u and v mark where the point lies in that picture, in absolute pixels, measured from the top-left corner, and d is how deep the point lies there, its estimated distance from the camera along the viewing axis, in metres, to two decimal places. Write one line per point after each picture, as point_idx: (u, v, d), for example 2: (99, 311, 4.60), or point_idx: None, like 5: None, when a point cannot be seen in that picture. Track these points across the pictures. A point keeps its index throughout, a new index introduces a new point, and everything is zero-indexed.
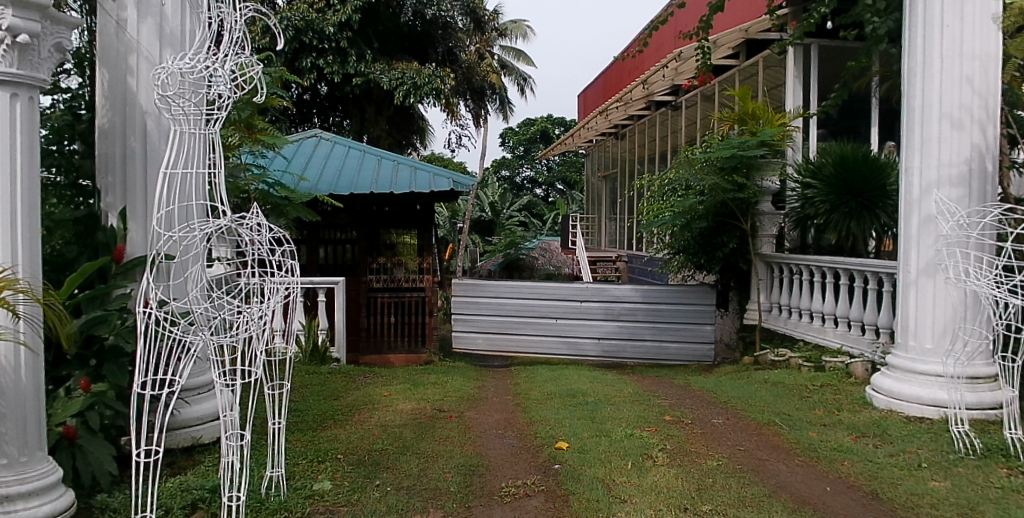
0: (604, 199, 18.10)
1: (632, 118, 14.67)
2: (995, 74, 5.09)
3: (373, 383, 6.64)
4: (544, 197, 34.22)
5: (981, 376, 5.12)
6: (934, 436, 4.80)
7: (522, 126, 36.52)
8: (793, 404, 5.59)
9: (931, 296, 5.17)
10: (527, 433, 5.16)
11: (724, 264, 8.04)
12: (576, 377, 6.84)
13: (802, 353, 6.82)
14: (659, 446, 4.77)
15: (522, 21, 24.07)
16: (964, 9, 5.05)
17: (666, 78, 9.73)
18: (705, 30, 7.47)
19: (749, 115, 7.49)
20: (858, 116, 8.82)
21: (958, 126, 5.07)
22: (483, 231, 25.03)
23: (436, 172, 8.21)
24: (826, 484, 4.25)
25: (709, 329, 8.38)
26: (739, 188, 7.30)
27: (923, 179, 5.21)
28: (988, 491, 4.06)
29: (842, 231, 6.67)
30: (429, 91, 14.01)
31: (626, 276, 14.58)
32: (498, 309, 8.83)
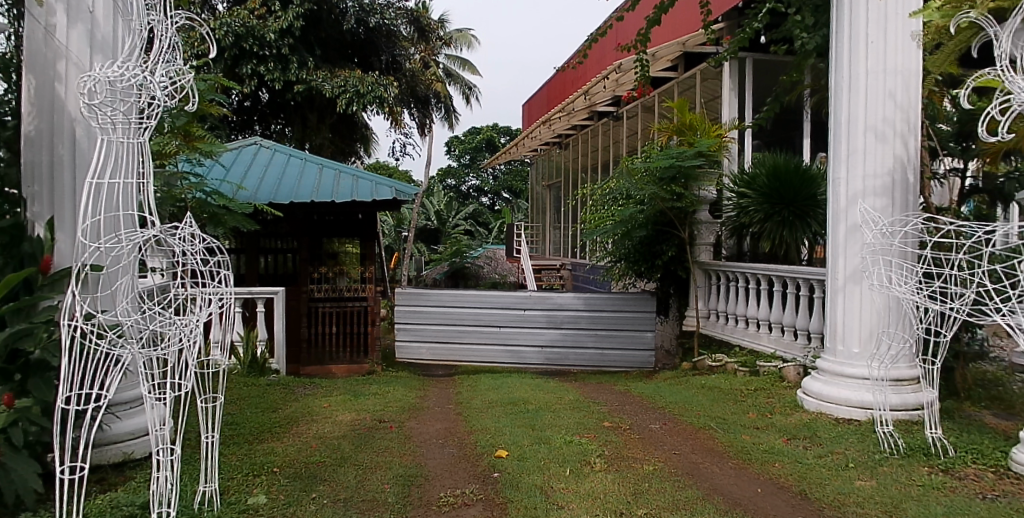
0: (548, 208, 18.28)
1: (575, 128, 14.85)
2: (916, 88, 5.32)
3: (313, 395, 6.55)
4: (489, 206, 34.39)
5: (906, 378, 5.32)
6: (861, 437, 4.98)
7: (467, 134, 36.60)
8: (728, 408, 5.72)
9: (858, 302, 5.36)
10: (467, 442, 5.17)
11: (664, 272, 8.18)
12: (518, 385, 6.86)
13: (738, 358, 6.98)
14: (597, 452, 4.83)
15: (466, 30, 24.11)
16: (887, 26, 5.29)
17: (608, 88, 9.86)
18: (643, 43, 7.60)
19: (687, 126, 7.68)
20: (790, 128, 9.10)
21: (882, 139, 5.28)
22: (428, 239, 24.96)
23: (378, 181, 8.17)
24: (758, 486, 4.36)
25: (649, 336, 8.48)
26: (677, 197, 7.47)
27: (848, 189, 5.40)
28: (910, 489, 4.22)
29: (775, 240, 6.90)
30: (372, 99, 14.00)
31: (570, 284, 14.73)
32: (441, 319, 8.80)
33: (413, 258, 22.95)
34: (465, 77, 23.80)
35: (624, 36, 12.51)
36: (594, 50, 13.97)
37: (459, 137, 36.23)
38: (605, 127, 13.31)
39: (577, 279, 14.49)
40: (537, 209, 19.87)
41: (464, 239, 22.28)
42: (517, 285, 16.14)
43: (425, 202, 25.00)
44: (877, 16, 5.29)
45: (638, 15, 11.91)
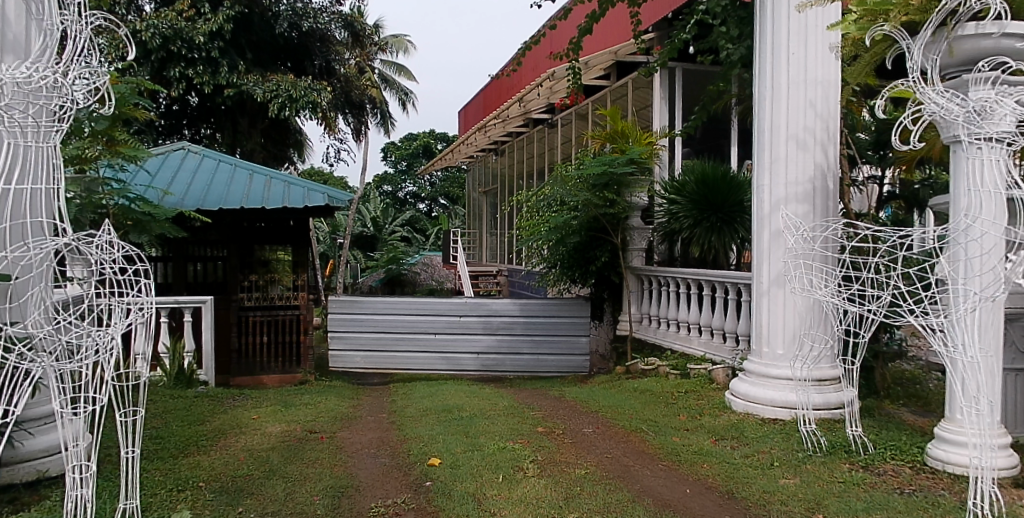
0: (484, 215, 18.30)
1: (511, 134, 14.92)
2: (835, 99, 5.53)
3: (243, 406, 6.40)
4: (426, 212, 34.26)
5: (828, 378, 5.50)
6: (786, 436, 5.12)
7: (403, 140, 36.37)
8: (659, 411, 5.81)
9: (782, 305, 5.52)
10: (399, 451, 5.12)
11: (598, 277, 8.24)
12: (452, 393, 6.82)
13: (669, 361, 7.11)
14: (530, 458, 4.85)
15: (402, 36, 23.98)
16: (807, 39, 5.48)
17: (542, 96, 9.95)
18: (575, 51, 7.68)
19: (619, 134, 7.83)
20: (719, 136, 9.34)
21: (803, 147, 5.47)
22: (364, 246, 24.67)
23: (310, 187, 8.02)
24: (686, 487, 4.45)
25: (584, 341, 8.49)
26: (610, 204, 7.52)
27: (772, 196, 5.56)
28: (832, 486, 4.36)
29: (704, 245, 7.09)
30: (305, 104, 13.75)
31: (507, 290, 14.75)
32: (374, 326, 8.62)
33: (349, 266, 22.65)
34: (401, 83, 23.66)
35: (557, 45, 12.65)
36: (529, 57, 14.09)
37: (396, 143, 35.95)
38: (540, 134, 13.41)
39: (513, 285, 14.51)
40: (473, 215, 19.84)
41: (400, 246, 22.09)
42: (454, 291, 16.09)
43: (361, 208, 24.72)
44: (798, 28, 5.48)
45: (571, 24, 12.06)
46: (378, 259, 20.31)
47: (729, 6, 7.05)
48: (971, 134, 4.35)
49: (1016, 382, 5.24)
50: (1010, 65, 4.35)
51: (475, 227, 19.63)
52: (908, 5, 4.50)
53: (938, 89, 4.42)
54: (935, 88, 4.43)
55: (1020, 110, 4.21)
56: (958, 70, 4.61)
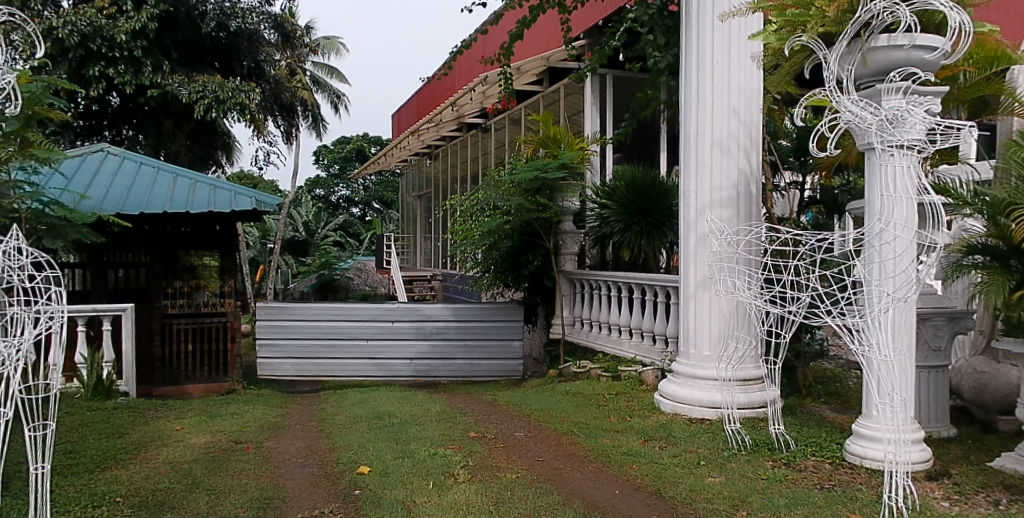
0: (418, 219, 18.18)
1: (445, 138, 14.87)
2: (757, 107, 5.69)
3: (165, 417, 6.19)
4: (360, 217, 33.92)
5: (752, 378, 5.65)
6: (712, 435, 5.25)
7: (336, 143, 35.88)
8: (590, 414, 5.86)
9: (708, 307, 5.65)
10: (328, 460, 5.05)
11: (531, 281, 8.30)
12: (384, 399, 6.73)
13: (601, 364, 7.19)
14: (461, 463, 4.84)
15: (335, 37, 23.68)
16: (730, 48, 5.64)
17: (474, 100, 9.96)
18: (507, 57, 7.72)
19: (551, 139, 7.92)
20: (649, 142, 9.52)
21: (727, 153, 5.61)
22: (296, 251, 24.24)
23: (237, 191, 7.83)
24: (616, 487, 4.51)
25: (517, 345, 8.50)
26: (542, 208, 7.59)
27: (698, 200, 5.69)
28: (755, 483, 4.48)
29: (635, 249, 7.22)
30: (232, 106, 13.40)
31: (442, 295, 14.70)
32: (305, 333, 8.41)
33: (280, 271, 22.25)
34: (333, 85, 23.34)
35: (489, 50, 12.71)
36: (461, 61, 14.09)
37: (328, 146, 35.39)
38: (473, 138, 13.41)
39: (447, 289, 14.51)
40: (407, 219, 19.72)
41: (333, 250, 21.78)
42: (388, 296, 15.94)
43: (292, 213, 24.28)
44: (722, 37, 5.65)
45: (503, 28, 12.11)
46: (310, 264, 19.95)
47: (656, 15, 7.21)
48: (883, 141, 4.54)
49: (930, 379, 5.48)
50: (920, 75, 4.53)
51: (409, 231, 19.48)
52: (824, 16, 4.73)
53: (852, 98, 4.63)
54: (850, 97, 4.64)
55: (929, 119, 4.43)
56: (872, 80, 4.78)
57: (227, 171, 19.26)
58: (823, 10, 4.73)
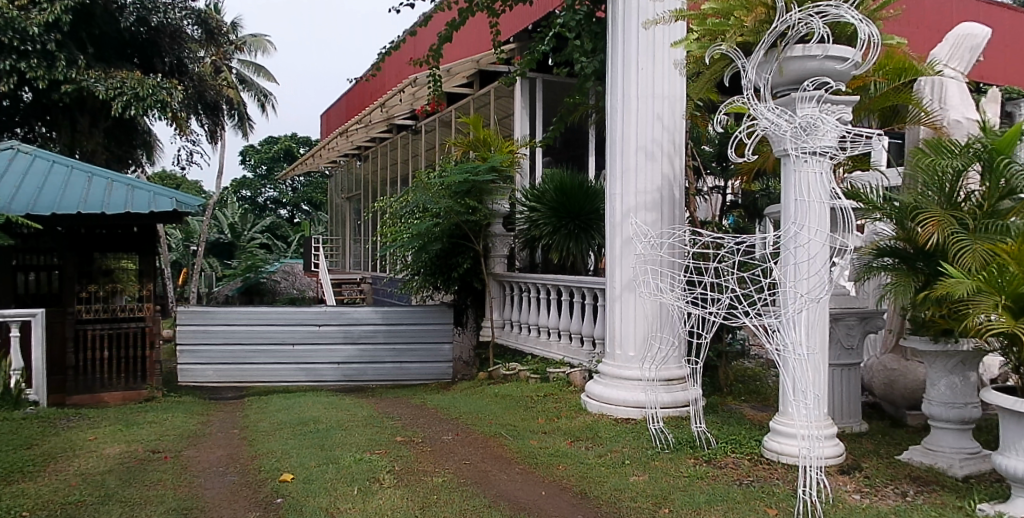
0: (347, 222, 17.95)
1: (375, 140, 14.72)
2: (680, 113, 5.83)
3: (77, 427, 5.94)
4: (288, 218, 33.26)
5: (675, 378, 5.78)
6: (636, 435, 5.35)
7: (263, 143, 35.08)
8: (518, 416, 5.89)
9: (632, 309, 5.76)
10: (251, 468, 4.94)
11: (460, 284, 8.29)
12: (309, 405, 6.62)
13: (530, 366, 7.25)
14: (386, 468, 4.80)
15: (262, 35, 23.16)
16: (654, 56, 5.77)
17: (403, 101, 9.89)
18: (436, 59, 7.70)
19: (481, 142, 7.96)
20: (578, 147, 9.65)
21: (651, 158, 5.73)
22: (221, 253, 23.59)
23: (156, 192, 7.58)
24: (542, 488, 4.54)
25: (446, 348, 8.48)
26: (471, 211, 7.63)
27: (623, 204, 5.79)
28: (677, 480, 4.59)
29: (563, 251, 7.33)
30: (153, 104, 12.97)
31: (371, 299, 14.56)
32: (229, 337, 8.17)
33: (202, 274, 21.65)
34: (259, 84, 22.83)
35: (419, 51, 12.67)
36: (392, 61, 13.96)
37: (255, 146, 34.56)
38: (403, 140, 13.31)
39: (377, 293, 14.37)
40: (336, 221, 19.43)
41: (259, 253, 21.33)
42: (316, 300, 15.68)
43: (217, 214, 23.63)
44: (647, 45, 5.77)
45: (433, 30, 12.09)
46: (234, 267, 19.43)
47: (583, 21, 7.30)
48: (797, 148, 4.70)
49: (842, 376, 5.72)
50: (831, 85, 4.68)
51: (338, 233, 19.19)
52: (742, 26, 4.94)
53: (769, 106, 4.79)
54: (767, 105, 4.80)
55: (840, 127, 4.61)
56: (788, 88, 4.93)
57: (148, 170, 18.58)
58: (740, 20, 4.95)
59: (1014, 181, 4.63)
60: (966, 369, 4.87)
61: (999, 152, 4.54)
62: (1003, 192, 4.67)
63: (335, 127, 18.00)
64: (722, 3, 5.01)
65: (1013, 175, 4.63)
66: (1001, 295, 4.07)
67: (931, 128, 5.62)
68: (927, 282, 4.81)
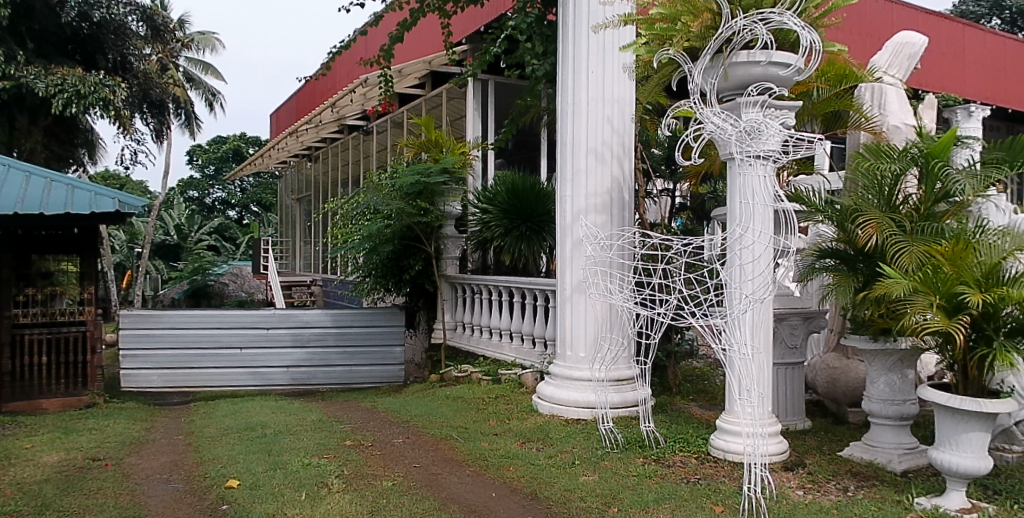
0: (297, 223, 17.71)
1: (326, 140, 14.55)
2: (630, 116, 5.90)
3: (12, 435, 5.74)
4: (237, 220, 32.71)
5: (625, 378, 5.84)
6: (587, 435, 5.40)
7: (211, 143, 34.40)
8: (469, 418, 5.89)
9: (582, 310, 5.82)
10: (195, 475, 4.84)
11: (412, 286, 8.26)
12: (256, 410, 6.51)
13: (482, 368, 7.26)
14: (335, 473, 4.75)
15: (210, 33, 22.74)
16: (604, 59, 5.83)
17: (354, 101, 9.81)
18: (387, 59, 7.66)
19: (433, 143, 7.95)
20: (529, 149, 9.70)
21: (600, 160, 5.79)
22: (167, 256, 23.08)
23: (98, 191, 7.38)
24: (492, 490, 4.54)
25: (398, 351, 8.44)
26: (423, 213, 7.60)
27: (573, 206, 5.83)
28: (626, 480, 4.64)
29: (515, 253, 7.37)
30: (95, 101, 12.63)
31: (320, 302, 14.40)
32: (174, 342, 7.99)
33: (147, 277, 21.15)
34: (207, 82, 22.41)
35: (370, 51, 12.58)
36: (344, 60, 13.82)
37: (203, 146, 33.87)
38: (355, 140, 13.20)
39: (327, 296, 14.21)
40: (286, 223, 19.15)
41: (206, 255, 20.91)
42: (266, 303, 15.44)
43: (162, 215, 23.10)
44: (597, 48, 5.84)
45: (384, 30, 12.02)
46: (181, 269, 19.01)
47: (534, 23, 7.37)
48: (742, 151, 4.80)
49: (786, 375, 5.85)
50: (774, 90, 4.80)
51: (288, 235, 18.92)
52: (689, 32, 5.00)
53: (715, 110, 4.87)
54: (712, 109, 4.89)
55: (783, 132, 4.71)
56: (733, 93, 5.04)
57: (91, 169, 18.05)
58: (687, 25, 5.02)
59: (948, 184, 4.78)
60: (904, 367, 5.02)
61: (935, 156, 4.70)
62: (938, 195, 4.82)
63: (285, 127, 17.74)
64: (670, 8, 5.09)
65: (947, 179, 4.79)
66: (936, 295, 4.17)
67: (871, 133, 5.77)
68: (866, 282, 4.95)
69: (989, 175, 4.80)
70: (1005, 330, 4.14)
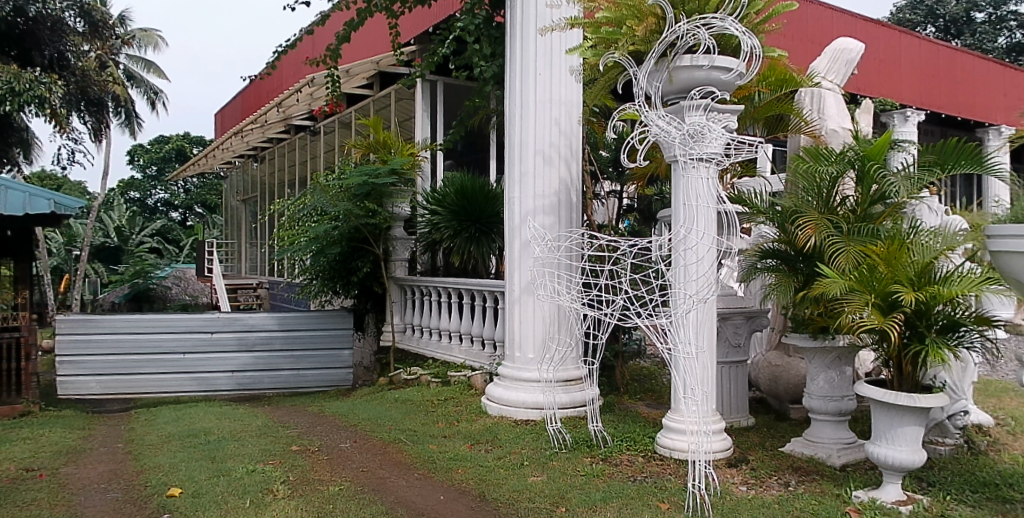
0: (243, 225, 17.39)
1: (273, 140, 14.32)
2: (577, 118, 5.95)
3: None
4: (181, 221, 31.96)
5: (573, 379, 5.89)
6: (536, 436, 5.43)
7: (154, 143, 33.54)
8: (417, 421, 5.86)
9: (530, 311, 5.85)
10: (135, 484, 4.71)
11: (360, 288, 8.18)
12: (199, 416, 6.37)
13: (431, 370, 7.23)
14: (281, 479, 4.68)
15: (152, 30, 22.18)
16: (551, 62, 5.87)
17: (300, 101, 9.69)
18: (334, 59, 7.58)
19: (381, 144, 7.87)
20: (477, 151, 9.70)
21: (548, 162, 5.83)
22: (107, 258, 22.41)
23: (32, 194, 7.15)
24: (440, 493, 4.53)
25: (346, 354, 8.36)
26: (371, 214, 7.54)
27: (521, 207, 5.85)
28: (574, 479, 4.67)
29: (464, 255, 7.38)
30: (30, 99, 12.12)
31: (268, 303, 14.14)
32: (114, 347, 7.75)
33: (85, 281, 20.52)
34: (149, 81, 21.85)
35: (317, 51, 12.42)
36: (290, 59, 13.62)
37: (144, 145, 32.97)
38: (301, 141, 13.01)
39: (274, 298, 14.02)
40: (232, 224, 18.77)
41: (149, 258, 20.38)
42: (211, 306, 15.11)
43: (102, 217, 22.45)
44: (544, 51, 5.87)
45: (331, 30, 11.89)
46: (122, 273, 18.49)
47: (482, 25, 7.37)
48: (686, 154, 4.86)
49: (730, 374, 5.98)
50: (717, 94, 4.87)
51: (233, 237, 18.54)
52: (634, 35, 5.08)
53: (659, 113, 4.94)
54: (657, 112, 4.95)
55: (726, 135, 4.79)
56: (677, 97, 5.09)
57: (26, 170, 17.45)
58: (632, 29, 5.09)
59: (884, 187, 4.95)
60: (842, 364, 5.15)
61: (871, 159, 4.81)
62: (874, 197, 4.98)
63: (230, 126, 17.35)
64: (615, 12, 5.14)
65: (883, 181, 4.94)
66: (871, 294, 4.28)
67: (810, 138, 5.96)
68: (806, 282, 5.08)
69: (923, 178, 4.95)
70: (937, 327, 4.28)
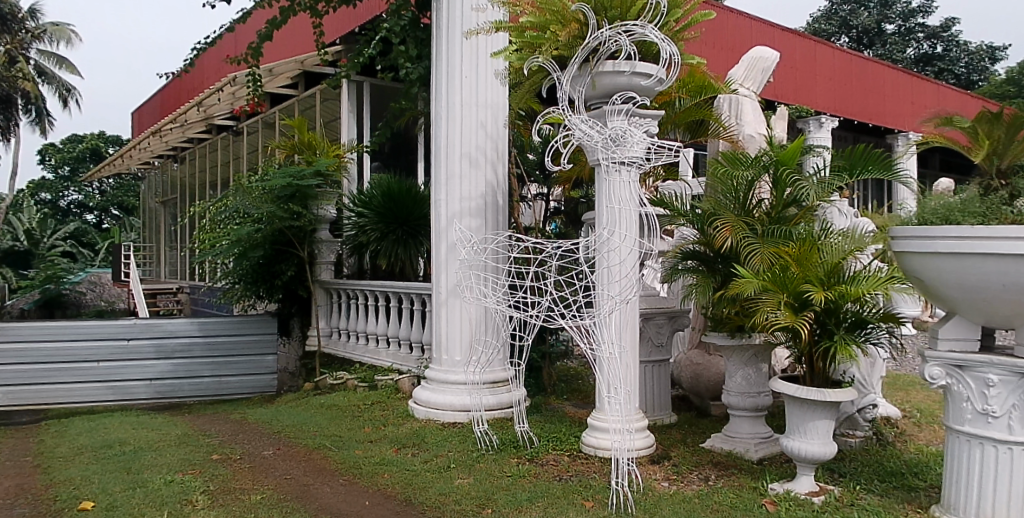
0: (162, 228, 16.85)
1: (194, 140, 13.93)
2: (503, 121, 6.00)
3: None
4: (97, 224, 30.69)
5: (500, 380, 5.94)
6: (463, 438, 5.44)
7: (66, 142, 32.10)
8: (342, 426, 5.79)
9: (457, 313, 5.88)
10: (43, 499, 4.50)
11: (285, 292, 8.04)
12: (114, 426, 6.15)
13: (358, 374, 7.16)
14: (200, 489, 4.56)
15: (64, 24, 21.25)
16: (477, 64, 5.89)
17: (222, 100, 9.46)
18: (256, 58, 7.45)
19: (306, 145, 7.80)
20: (403, 153, 9.68)
21: (474, 165, 5.86)
22: (15, 263, 21.33)
23: None
24: (365, 498, 4.49)
25: (271, 359, 8.20)
26: (295, 217, 7.43)
27: (448, 210, 5.86)
28: (501, 480, 4.69)
29: (391, 258, 7.35)
30: None
31: (189, 309, 13.93)
32: (22, 357, 7.39)
33: None
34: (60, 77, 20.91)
35: (239, 49, 12.15)
36: (212, 57, 13.27)
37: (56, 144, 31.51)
38: (223, 141, 12.70)
39: (196, 303, 13.65)
40: (151, 227, 18.16)
41: (60, 263, 19.50)
42: (129, 312, 14.58)
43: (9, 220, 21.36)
44: (471, 54, 5.89)
45: (253, 28, 11.66)
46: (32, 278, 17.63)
47: (408, 27, 7.38)
48: (608, 158, 4.93)
49: (653, 372, 6.12)
50: (637, 99, 4.99)
51: (152, 240, 17.94)
52: (557, 40, 5.14)
53: (582, 118, 5.01)
54: (580, 116, 5.01)
55: (646, 139, 4.90)
56: (600, 101, 5.21)
57: None
58: (556, 34, 5.15)
59: (797, 190, 5.13)
60: (758, 362, 5.35)
61: (783, 164, 5.02)
62: (787, 200, 5.18)
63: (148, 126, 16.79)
64: (539, 17, 5.20)
65: (795, 185, 5.13)
66: (784, 293, 4.44)
67: (728, 142, 6.06)
68: (723, 282, 5.24)
69: (834, 182, 5.15)
70: (845, 324, 4.48)
